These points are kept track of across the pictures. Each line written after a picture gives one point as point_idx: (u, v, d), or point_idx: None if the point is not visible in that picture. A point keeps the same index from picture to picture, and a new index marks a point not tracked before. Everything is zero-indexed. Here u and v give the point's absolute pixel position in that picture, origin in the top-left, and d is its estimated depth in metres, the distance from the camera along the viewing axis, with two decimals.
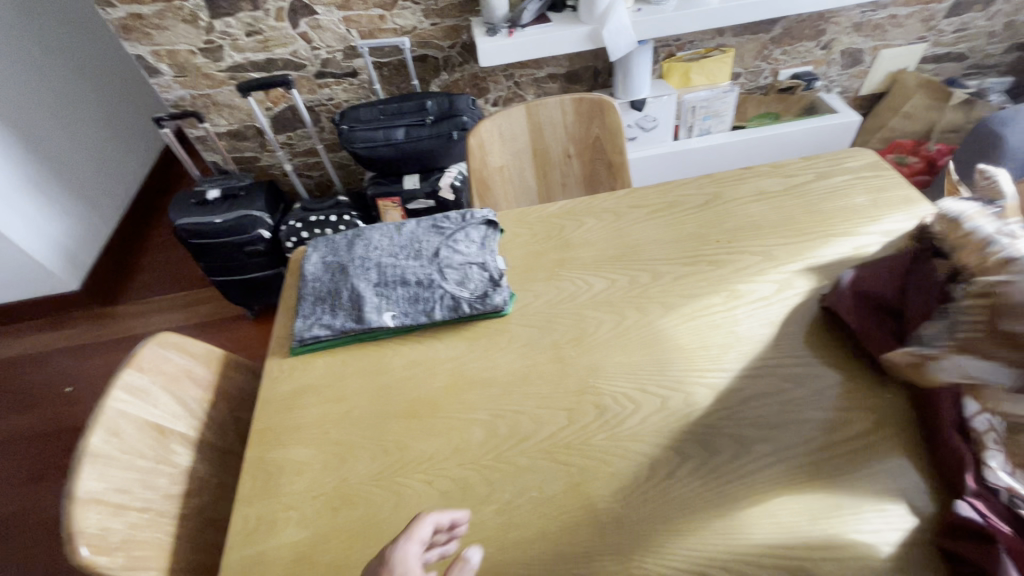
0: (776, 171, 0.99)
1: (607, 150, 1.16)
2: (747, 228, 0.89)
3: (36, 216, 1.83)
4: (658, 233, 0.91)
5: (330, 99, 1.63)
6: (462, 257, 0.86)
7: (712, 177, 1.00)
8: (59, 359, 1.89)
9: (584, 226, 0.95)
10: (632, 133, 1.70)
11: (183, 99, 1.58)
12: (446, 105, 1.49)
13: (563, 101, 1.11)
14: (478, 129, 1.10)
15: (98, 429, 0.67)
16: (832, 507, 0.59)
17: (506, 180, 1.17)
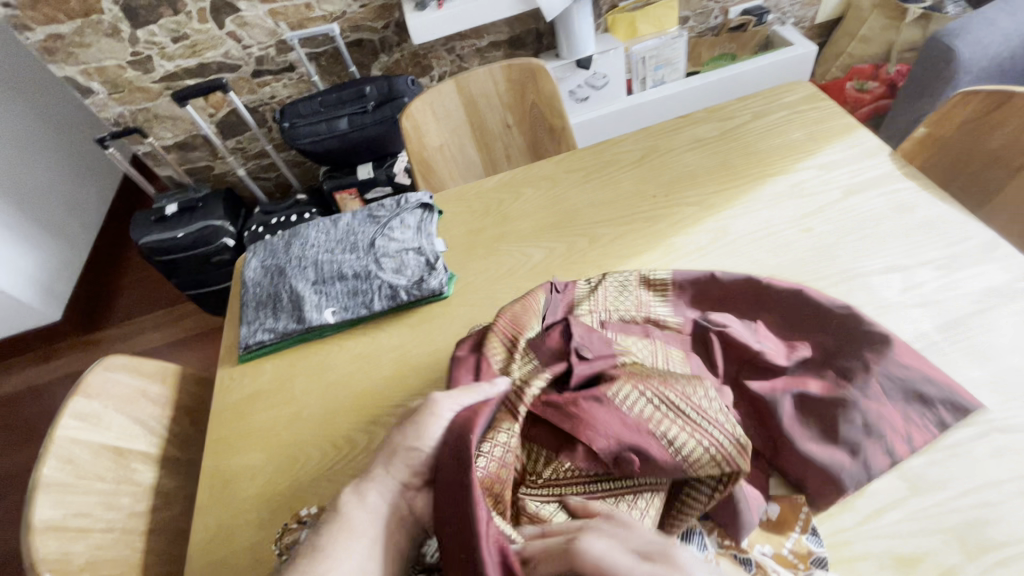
0: (711, 116, 0.97)
1: (545, 115, 1.13)
2: (683, 178, 0.88)
3: (5, 254, 1.82)
4: (593, 195, 0.90)
5: (272, 97, 1.60)
6: (399, 244, 0.86)
7: (647, 130, 0.97)
8: (52, 390, 1.91)
9: (522, 197, 0.93)
10: (583, 93, 1.67)
11: (123, 116, 1.55)
12: (386, 89, 1.46)
13: (492, 71, 1.08)
14: (409, 110, 1.06)
15: (50, 458, 0.67)
16: None
17: (448, 159, 1.15)
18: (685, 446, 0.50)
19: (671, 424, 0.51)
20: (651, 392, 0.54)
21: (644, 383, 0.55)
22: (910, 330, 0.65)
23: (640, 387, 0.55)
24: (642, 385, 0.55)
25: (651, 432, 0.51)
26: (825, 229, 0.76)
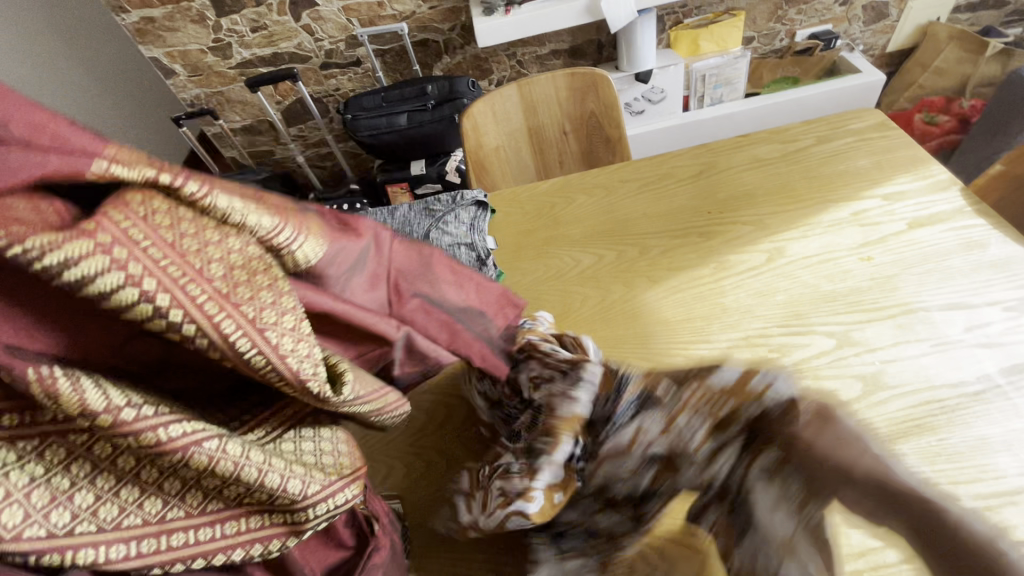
0: (773, 137, 0.96)
1: (603, 124, 1.14)
2: (741, 197, 0.87)
3: None
4: (647, 207, 0.90)
5: (337, 89, 1.66)
6: (452, 238, 0.88)
7: (706, 146, 0.97)
8: None
9: (575, 203, 0.94)
10: (639, 107, 1.66)
11: (198, 98, 1.64)
12: (447, 89, 1.49)
13: (555, 78, 1.09)
14: (470, 110, 1.09)
15: None
16: None
17: (503, 160, 1.17)
18: (239, 351, 0.34)
19: (234, 344, 0.34)
20: (176, 297, 0.32)
21: (137, 242, 0.31)
22: (974, 370, 0.62)
23: (189, 296, 0.32)
24: (138, 250, 0.31)
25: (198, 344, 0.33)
26: (887, 258, 0.74)
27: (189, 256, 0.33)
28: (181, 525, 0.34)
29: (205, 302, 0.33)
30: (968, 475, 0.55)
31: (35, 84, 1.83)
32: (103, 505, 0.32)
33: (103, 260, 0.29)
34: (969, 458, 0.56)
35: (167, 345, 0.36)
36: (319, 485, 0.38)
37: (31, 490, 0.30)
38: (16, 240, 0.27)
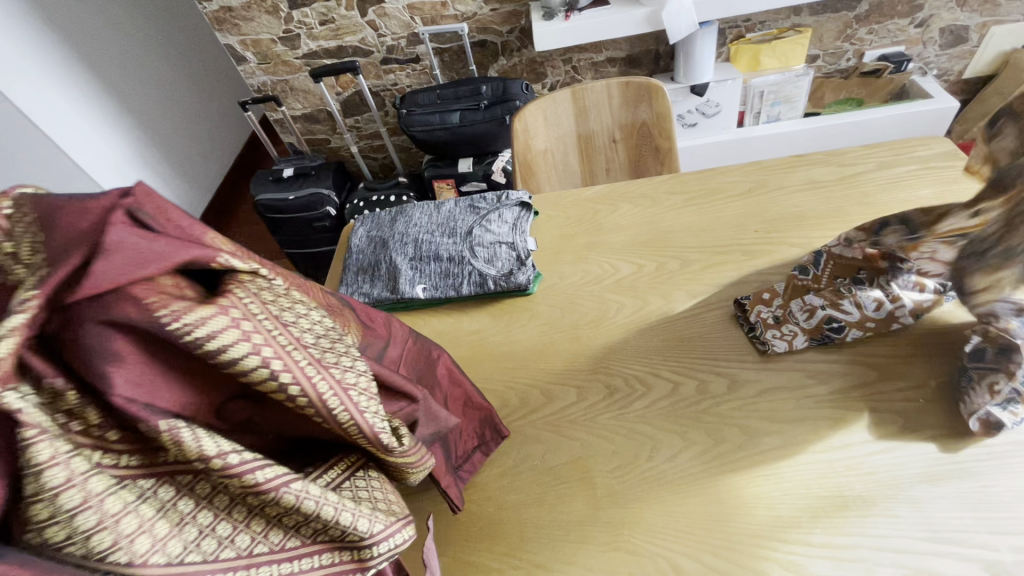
0: (830, 159, 0.93)
1: (654, 135, 1.13)
2: (790, 218, 0.85)
3: None
4: (691, 221, 0.89)
5: (394, 84, 1.72)
6: (494, 237, 0.89)
7: (758, 164, 0.95)
8: None
9: (618, 211, 0.94)
10: (692, 120, 1.64)
11: (265, 84, 1.72)
12: (501, 90, 1.52)
13: (609, 85, 1.10)
14: (522, 112, 1.11)
15: None
16: (837, 506, 0.56)
17: (550, 163, 1.18)
18: (334, 412, 0.44)
19: (324, 401, 0.43)
20: (284, 360, 0.41)
21: (256, 316, 0.41)
22: None
23: (292, 365, 0.41)
24: (257, 321, 0.41)
25: (293, 399, 0.42)
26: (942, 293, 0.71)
27: (283, 323, 0.43)
28: (265, 558, 0.40)
29: (307, 368, 0.42)
30: (1010, 526, 0.52)
31: (116, 62, 1.96)
32: (205, 538, 0.37)
33: (226, 321, 0.39)
34: (1011, 508, 0.53)
35: (255, 407, 0.44)
36: (383, 525, 0.45)
37: (156, 520, 0.35)
38: (177, 317, 0.37)
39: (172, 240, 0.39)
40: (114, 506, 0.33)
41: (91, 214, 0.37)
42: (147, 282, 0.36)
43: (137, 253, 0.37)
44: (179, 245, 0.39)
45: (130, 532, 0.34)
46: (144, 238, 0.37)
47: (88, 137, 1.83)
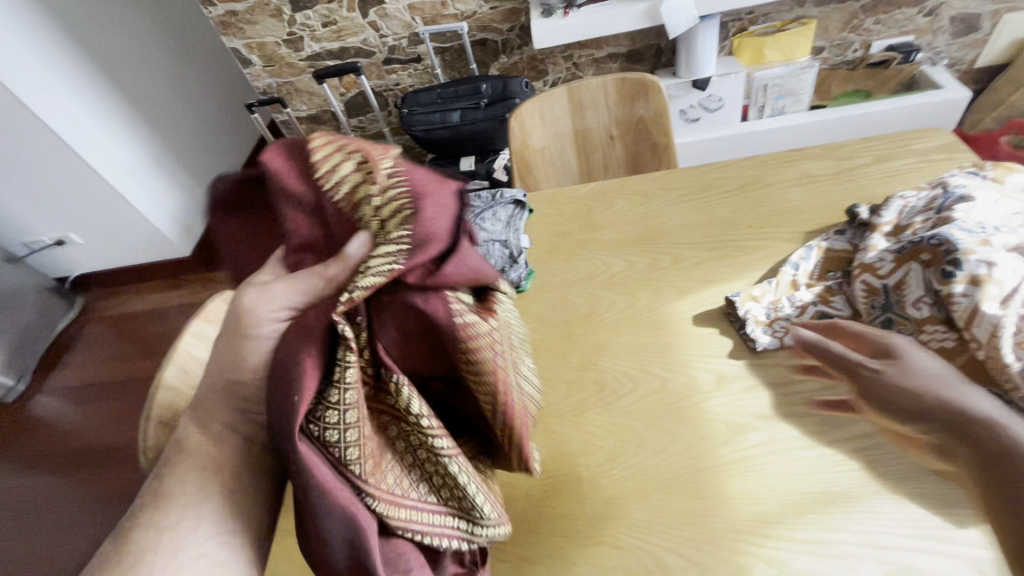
0: (827, 153, 0.92)
1: (651, 131, 1.13)
2: (784, 213, 0.85)
3: (158, 191, 2.14)
4: (685, 217, 0.89)
5: (397, 84, 1.73)
6: (487, 234, 0.90)
7: (754, 159, 0.95)
8: (177, 315, 2.24)
9: (612, 208, 0.94)
10: (695, 114, 1.63)
11: (270, 86, 1.75)
12: (501, 87, 1.52)
13: (605, 82, 1.10)
14: (519, 110, 1.11)
15: (172, 365, 0.80)
16: (823, 502, 0.56)
17: (548, 161, 1.18)
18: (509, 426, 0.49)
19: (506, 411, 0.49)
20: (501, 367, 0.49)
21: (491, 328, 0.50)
22: None
23: (505, 374, 0.49)
24: (490, 330, 0.49)
25: (490, 396, 0.48)
26: None
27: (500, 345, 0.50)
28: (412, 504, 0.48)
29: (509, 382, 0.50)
30: None
31: (126, 67, 2.01)
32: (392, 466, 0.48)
33: (474, 332, 0.46)
34: None
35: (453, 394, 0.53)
36: (497, 515, 0.50)
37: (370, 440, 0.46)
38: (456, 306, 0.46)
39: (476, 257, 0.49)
40: (355, 418, 0.44)
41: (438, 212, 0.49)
42: (442, 272, 0.45)
43: (453, 250, 0.45)
44: (473, 258, 0.48)
45: (353, 440, 0.44)
46: (464, 249, 0.48)
47: (103, 141, 1.91)
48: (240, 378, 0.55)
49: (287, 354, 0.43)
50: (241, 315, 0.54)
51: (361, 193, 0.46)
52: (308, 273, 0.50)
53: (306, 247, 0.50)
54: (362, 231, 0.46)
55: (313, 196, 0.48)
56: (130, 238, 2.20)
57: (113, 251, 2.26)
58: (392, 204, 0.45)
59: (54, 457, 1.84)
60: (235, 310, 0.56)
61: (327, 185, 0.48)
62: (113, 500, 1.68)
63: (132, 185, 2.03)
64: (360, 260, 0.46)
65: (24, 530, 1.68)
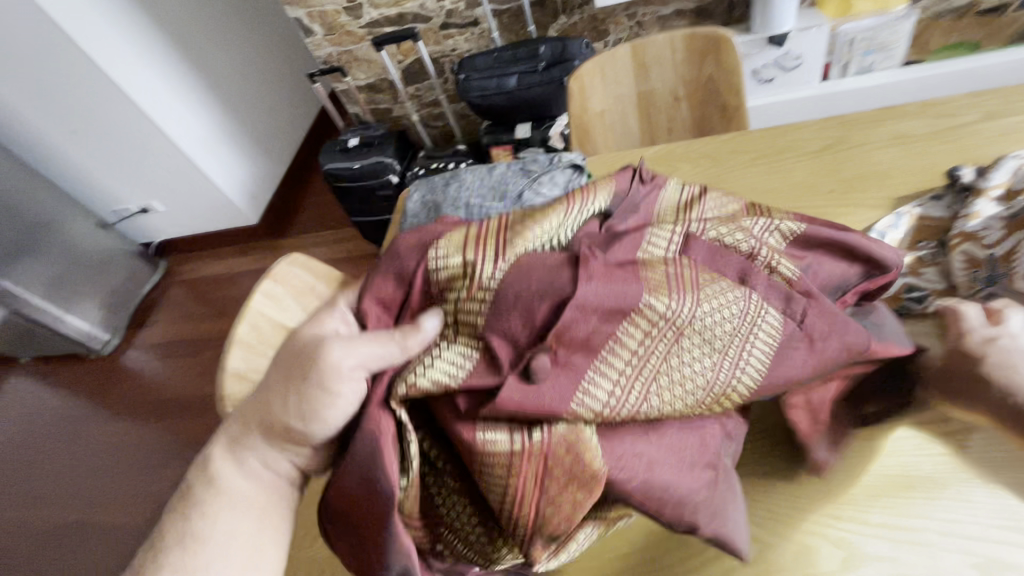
0: (924, 111, 0.82)
1: (721, 91, 1.06)
2: (869, 177, 0.77)
3: (228, 161, 2.26)
4: (755, 182, 0.83)
5: (453, 50, 1.70)
6: (544, 200, 0.88)
7: (837, 119, 0.86)
8: (247, 280, 2.39)
9: (676, 172, 0.90)
10: (768, 74, 1.51)
11: (331, 56, 1.77)
12: (560, 50, 1.47)
13: (672, 39, 1.03)
14: (579, 71, 1.07)
15: (244, 322, 0.85)
16: (902, 487, 0.53)
17: (607, 126, 1.14)
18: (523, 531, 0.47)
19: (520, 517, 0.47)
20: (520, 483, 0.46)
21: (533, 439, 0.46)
22: None
23: (522, 487, 0.46)
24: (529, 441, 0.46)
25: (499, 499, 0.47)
26: None
27: (562, 479, 0.46)
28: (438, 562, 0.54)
29: (530, 491, 0.46)
30: None
31: (198, 41, 2.10)
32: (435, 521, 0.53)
33: (507, 466, 0.46)
34: None
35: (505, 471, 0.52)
36: None
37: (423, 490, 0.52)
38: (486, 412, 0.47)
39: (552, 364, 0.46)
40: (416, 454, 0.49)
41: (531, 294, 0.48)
42: (484, 409, 0.46)
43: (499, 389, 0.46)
44: (551, 396, 0.45)
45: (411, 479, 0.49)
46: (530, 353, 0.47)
47: (180, 114, 2.04)
48: (295, 431, 0.50)
49: (365, 455, 0.46)
50: (312, 361, 0.50)
51: (452, 295, 0.50)
52: (391, 340, 0.49)
53: (385, 312, 0.53)
54: (435, 314, 0.50)
55: (410, 275, 0.52)
56: (204, 206, 2.34)
57: (190, 219, 2.42)
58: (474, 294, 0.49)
59: (144, 405, 2.03)
60: (308, 347, 0.51)
61: (429, 276, 0.51)
62: (195, 446, 1.85)
63: (206, 156, 2.16)
64: (430, 342, 0.50)
65: (119, 468, 1.87)
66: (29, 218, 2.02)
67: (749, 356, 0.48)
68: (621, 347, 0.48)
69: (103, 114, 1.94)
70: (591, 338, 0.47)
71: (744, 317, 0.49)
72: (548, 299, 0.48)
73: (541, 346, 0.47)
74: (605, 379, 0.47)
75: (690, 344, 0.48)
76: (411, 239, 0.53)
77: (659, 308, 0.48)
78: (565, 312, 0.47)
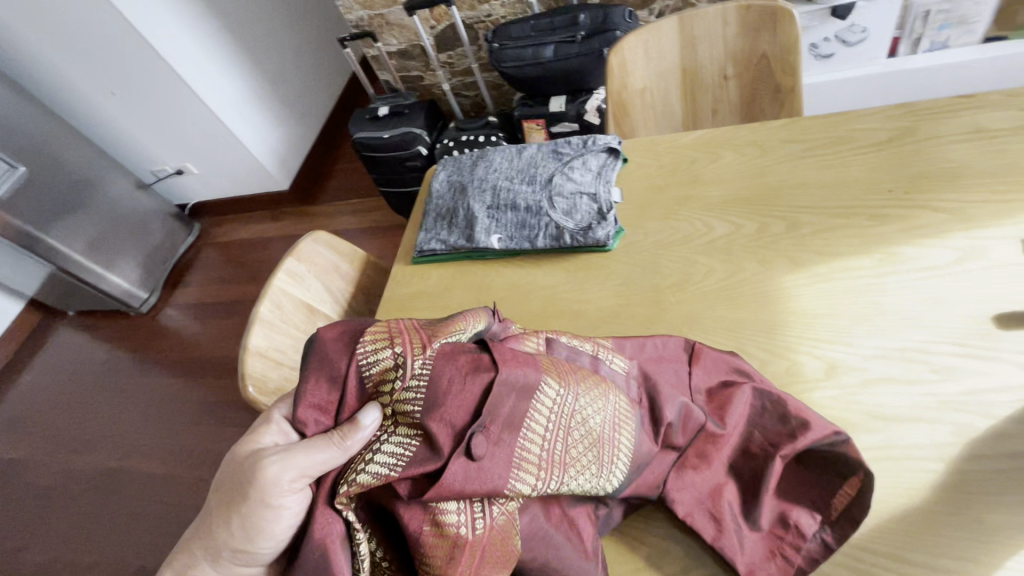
0: (1010, 100, 0.73)
1: (775, 70, 0.97)
2: (939, 176, 0.70)
3: (260, 126, 2.25)
4: (807, 175, 0.76)
5: (488, 15, 1.62)
6: (575, 186, 0.84)
7: (906, 107, 0.78)
8: (277, 245, 2.43)
9: (720, 160, 0.84)
10: (828, 49, 1.39)
11: (362, 19, 1.71)
12: (601, 18, 1.38)
13: (725, 11, 0.95)
14: (620, 44, 1.00)
15: (266, 300, 0.84)
16: (946, 524, 0.48)
17: (647, 104, 1.07)
18: None
19: None
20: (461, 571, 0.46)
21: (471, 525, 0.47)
22: None
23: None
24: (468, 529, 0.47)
25: None
26: None
27: (490, 567, 0.47)
28: None
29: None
30: None
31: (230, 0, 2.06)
32: None
33: (446, 552, 0.46)
34: None
35: None
36: None
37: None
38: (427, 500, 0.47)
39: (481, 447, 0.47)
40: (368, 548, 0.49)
41: (457, 376, 0.49)
42: (428, 495, 0.46)
43: (443, 470, 0.46)
44: (492, 475, 0.47)
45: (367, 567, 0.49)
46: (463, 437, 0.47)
47: (213, 77, 2.03)
48: (243, 551, 0.54)
49: (315, 561, 0.47)
50: (249, 485, 0.52)
51: (386, 389, 0.50)
52: (327, 444, 0.49)
53: (323, 416, 0.52)
54: (374, 406, 0.50)
55: (343, 378, 0.51)
56: (237, 170, 2.36)
57: (224, 182, 2.45)
58: (405, 404, 0.49)
59: (179, 364, 2.12)
60: (246, 471, 0.53)
61: (363, 376, 0.51)
62: (224, 406, 1.92)
63: (238, 120, 2.15)
64: (370, 436, 0.50)
65: (154, 421, 1.97)
66: (71, 174, 2.07)
67: (620, 432, 0.52)
68: (538, 423, 0.50)
69: (139, 74, 1.94)
70: (515, 417, 0.49)
71: (613, 418, 0.53)
72: (471, 386, 0.49)
73: (474, 427, 0.47)
74: (532, 465, 0.48)
75: (578, 443, 0.51)
76: (338, 340, 0.52)
77: (552, 396, 0.51)
78: (493, 391, 0.48)
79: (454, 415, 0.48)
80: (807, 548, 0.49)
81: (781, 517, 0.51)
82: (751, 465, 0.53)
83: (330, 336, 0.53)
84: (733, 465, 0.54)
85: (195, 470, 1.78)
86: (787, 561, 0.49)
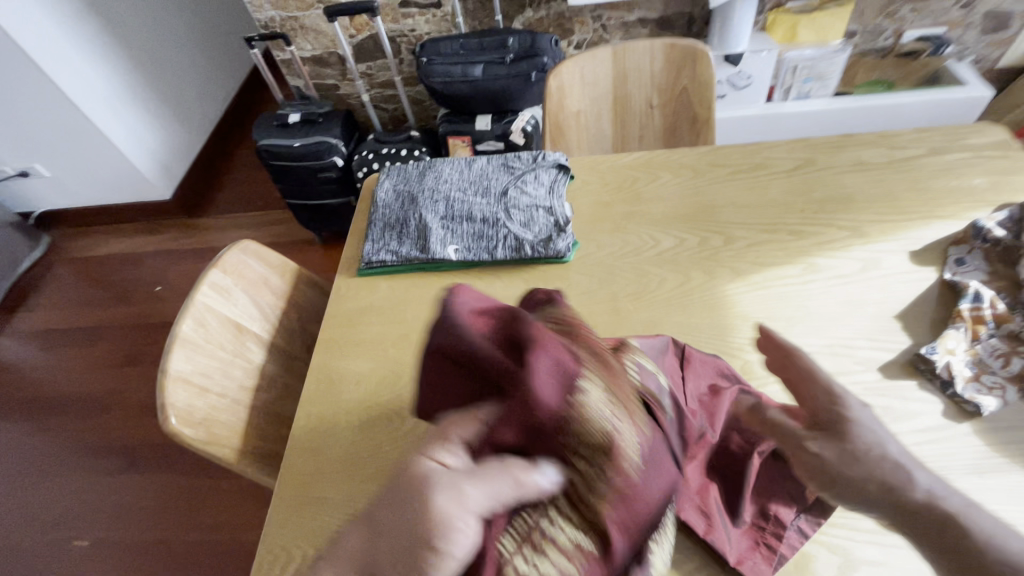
0: (881, 141, 0.90)
1: (693, 103, 1.08)
2: (839, 200, 0.83)
3: (136, 126, 1.99)
4: (735, 196, 0.86)
5: (412, 30, 1.61)
6: (530, 199, 0.85)
7: (806, 141, 0.92)
8: (153, 262, 2.13)
9: (659, 180, 0.91)
10: (721, 91, 1.59)
11: (273, 20, 1.59)
12: (529, 44, 1.44)
13: (653, 47, 1.04)
14: (559, 68, 1.05)
15: (188, 317, 0.74)
16: None
17: (582, 126, 1.13)
18: None
19: None
20: None
21: None
22: None
23: None
24: None
25: None
26: None
27: None
28: None
29: None
30: None
31: None
32: None
33: None
34: None
35: None
36: None
37: None
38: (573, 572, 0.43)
39: (642, 526, 0.44)
40: None
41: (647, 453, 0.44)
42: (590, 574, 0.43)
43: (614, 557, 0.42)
44: (640, 551, 0.44)
45: None
46: (639, 524, 0.43)
47: (78, 67, 1.77)
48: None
49: None
50: (410, 512, 0.39)
51: (587, 453, 0.41)
52: (503, 474, 0.40)
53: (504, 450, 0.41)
54: (562, 463, 0.41)
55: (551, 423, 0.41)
56: (105, 174, 2.06)
57: (87, 187, 2.13)
58: (601, 479, 0.42)
59: (18, 404, 1.75)
60: (407, 494, 0.40)
61: (571, 429, 0.41)
62: (87, 452, 1.61)
63: (110, 117, 1.90)
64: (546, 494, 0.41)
65: None
66: None
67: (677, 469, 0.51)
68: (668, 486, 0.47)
69: None
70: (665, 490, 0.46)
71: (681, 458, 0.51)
72: (652, 465, 0.44)
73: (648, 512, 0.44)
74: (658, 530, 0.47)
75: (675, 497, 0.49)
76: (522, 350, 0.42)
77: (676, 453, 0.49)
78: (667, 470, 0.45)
79: (638, 498, 0.43)
80: (790, 537, 0.54)
81: (762, 509, 0.55)
82: (732, 464, 0.57)
83: (548, 368, 0.42)
84: (714, 464, 0.58)
85: (42, 533, 1.47)
86: (772, 550, 0.53)
